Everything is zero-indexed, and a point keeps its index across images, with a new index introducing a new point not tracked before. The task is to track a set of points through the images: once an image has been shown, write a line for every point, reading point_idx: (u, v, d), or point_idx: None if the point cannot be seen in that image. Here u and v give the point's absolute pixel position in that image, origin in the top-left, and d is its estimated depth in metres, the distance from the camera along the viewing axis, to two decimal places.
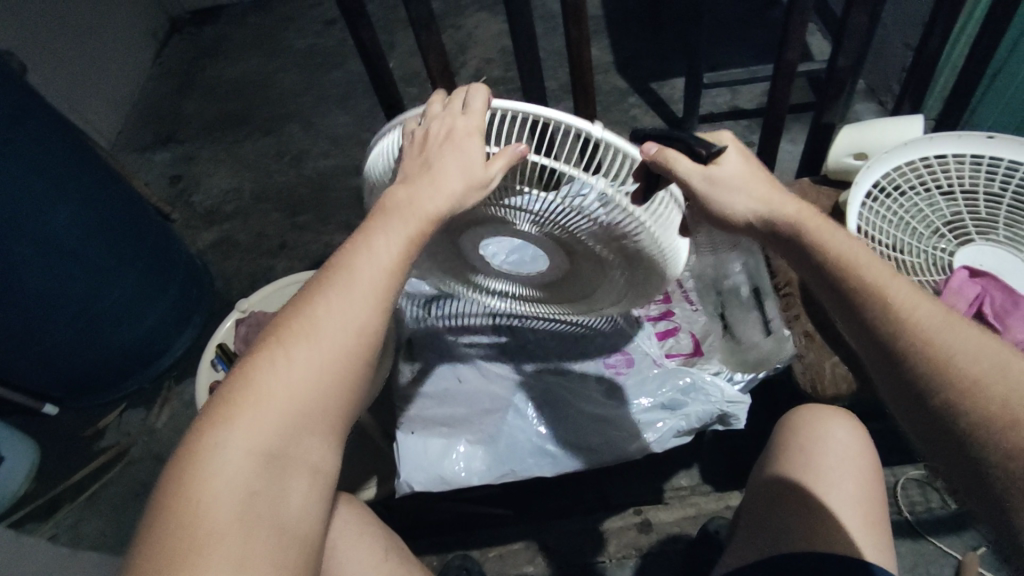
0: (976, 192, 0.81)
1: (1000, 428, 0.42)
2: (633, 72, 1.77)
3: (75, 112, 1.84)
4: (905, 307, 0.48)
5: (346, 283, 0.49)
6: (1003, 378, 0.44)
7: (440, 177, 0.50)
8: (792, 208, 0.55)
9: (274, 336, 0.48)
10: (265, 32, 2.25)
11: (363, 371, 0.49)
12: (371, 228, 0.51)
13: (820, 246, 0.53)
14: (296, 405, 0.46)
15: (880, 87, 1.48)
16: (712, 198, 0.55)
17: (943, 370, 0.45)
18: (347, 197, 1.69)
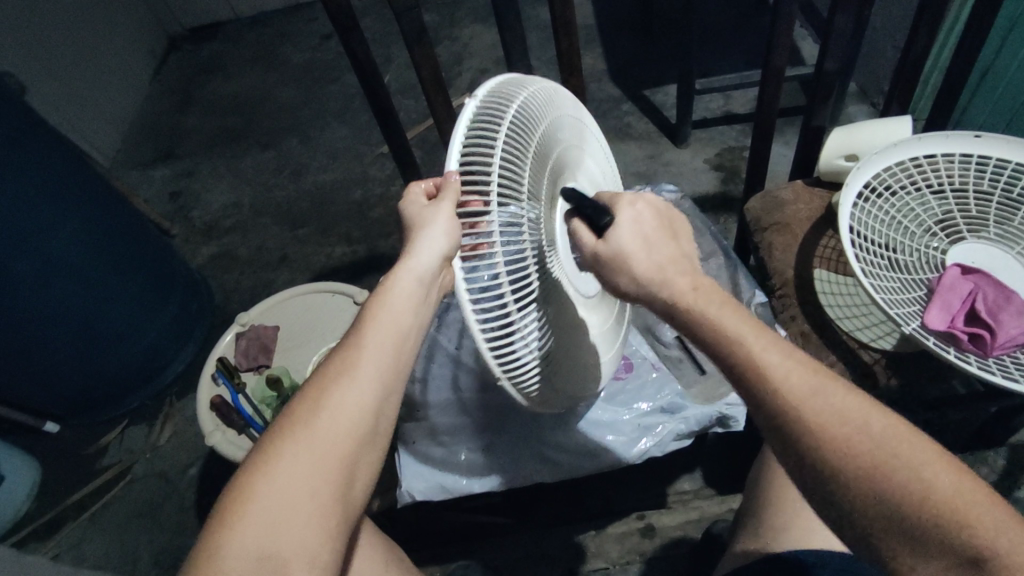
0: (966, 191, 0.82)
1: (875, 484, 0.43)
2: (626, 79, 1.79)
3: (74, 130, 1.85)
4: (791, 386, 0.47)
5: (352, 369, 0.53)
6: (869, 433, 0.45)
7: (435, 226, 0.56)
8: (683, 283, 0.54)
9: (282, 427, 0.51)
10: (262, 47, 2.28)
11: (368, 451, 0.52)
12: (371, 318, 0.56)
13: (710, 320, 0.52)
14: (299, 494, 0.48)
15: (872, 89, 1.49)
16: (623, 264, 0.56)
17: (822, 432, 0.45)
18: (346, 208, 1.71)
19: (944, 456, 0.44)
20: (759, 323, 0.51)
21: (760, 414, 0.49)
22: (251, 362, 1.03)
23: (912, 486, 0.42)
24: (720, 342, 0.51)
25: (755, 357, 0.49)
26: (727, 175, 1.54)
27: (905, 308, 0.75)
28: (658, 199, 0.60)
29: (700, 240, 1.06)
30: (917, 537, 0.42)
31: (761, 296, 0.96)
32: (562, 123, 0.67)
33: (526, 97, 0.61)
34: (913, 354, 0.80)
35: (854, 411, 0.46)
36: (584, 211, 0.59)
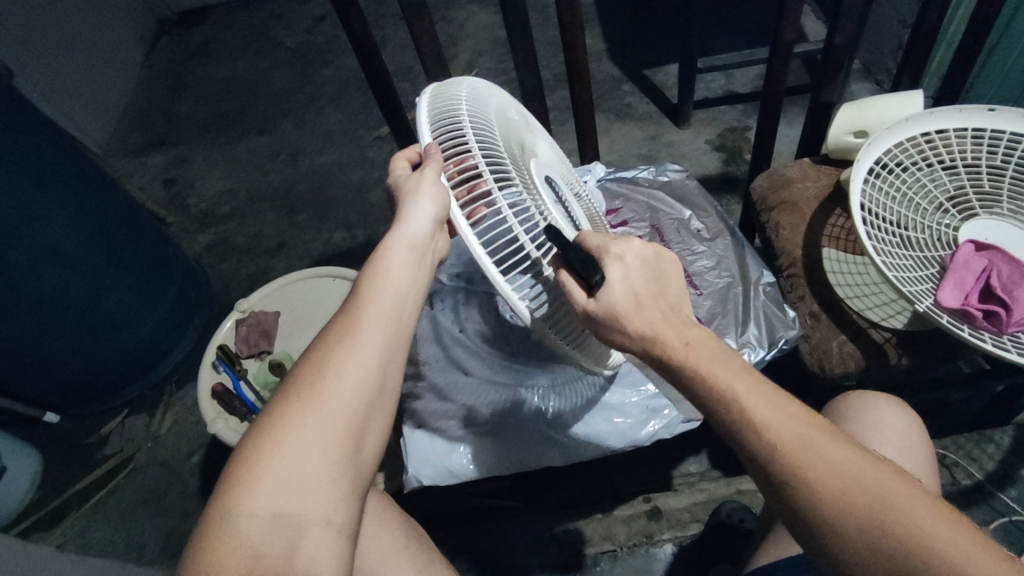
0: (979, 166, 0.81)
1: (870, 537, 0.42)
2: (626, 59, 1.76)
3: (65, 117, 1.82)
4: (777, 433, 0.46)
5: (355, 330, 0.52)
6: (855, 483, 0.43)
7: (422, 195, 0.60)
8: (673, 336, 0.51)
9: (288, 388, 0.49)
10: (255, 30, 2.23)
11: (377, 408, 0.51)
12: (372, 276, 0.56)
13: (696, 369, 0.50)
14: (311, 452, 0.46)
15: (876, 66, 1.47)
16: (619, 321, 0.53)
17: (808, 483, 0.44)
18: (345, 193, 1.68)
19: (936, 505, 0.42)
20: (741, 361, 0.50)
21: (754, 467, 0.47)
22: (252, 349, 1.02)
23: (909, 545, 0.41)
24: (709, 397, 0.49)
25: (739, 401, 0.48)
26: (729, 156, 1.52)
27: (918, 286, 0.74)
28: (648, 245, 0.56)
29: (707, 220, 1.05)
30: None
31: (770, 276, 0.95)
32: (513, 123, 0.74)
33: (478, 99, 0.69)
34: (925, 333, 0.79)
35: (843, 464, 0.44)
36: (570, 260, 0.56)
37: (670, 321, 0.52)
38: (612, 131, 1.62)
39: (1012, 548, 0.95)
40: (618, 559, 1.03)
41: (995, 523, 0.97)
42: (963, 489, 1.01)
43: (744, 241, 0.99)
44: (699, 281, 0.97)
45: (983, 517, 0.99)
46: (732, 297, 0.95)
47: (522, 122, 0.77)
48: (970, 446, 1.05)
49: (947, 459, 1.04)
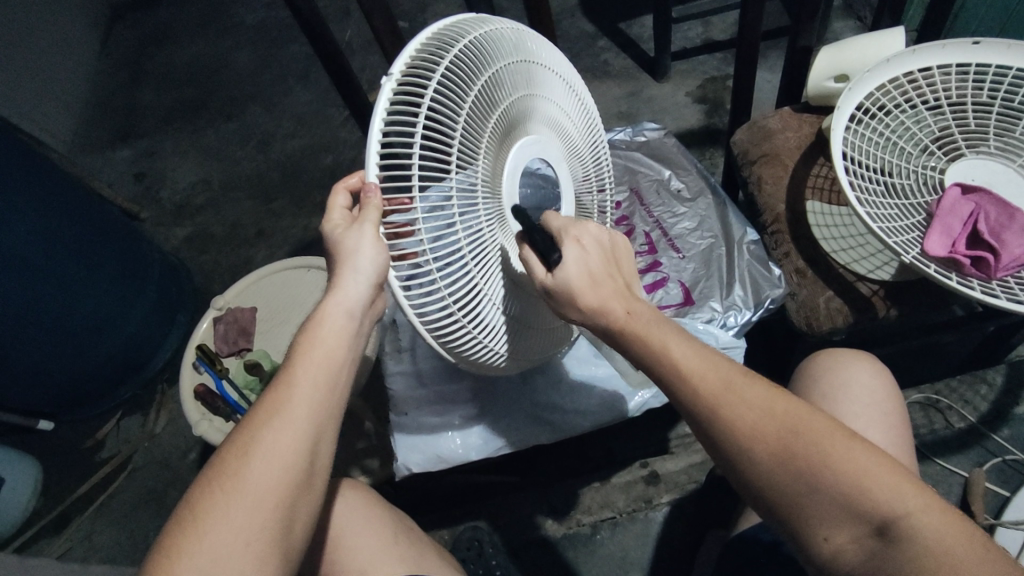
0: (964, 104, 0.78)
1: (790, 466, 0.46)
2: (599, 13, 1.69)
3: (23, 115, 1.75)
4: (708, 384, 0.49)
5: (284, 411, 0.50)
6: (774, 421, 0.47)
7: (360, 250, 0.52)
8: (620, 309, 0.53)
9: (212, 475, 0.48)
10: (214, 10, 2.14)
11: (306, 485, 0.49)
12: (305, 349, 0.53)
13: (639, 338, 0.52)
14: (234, 547, 0.46)
15: (858, 2, 1.42)
16: (572, 295, 0.54)
17: (733, 427, 0.47)
18: (321, 176, 1.64)
19: (843, 432, 0.46)
20: (678, 326, 0.53)
21: (690, 417, 0.50)
22: (232, 347, 1.00)
23: (822, 470, 0.45)
24: (648, 357, 0.52)
25: (677, 364, 0.50)
26: (710, 108, 1.47)
27: (904, 236, 0.71)
28: (605, 232, 0.57)
29: (688, 179, 1.02)
30: (832, 514, 0.45)
31: (752, 234, 0.92)
32: (501, 70, 0.57)
33: (450, 55, 0.51)
34: (913, 283, 0.77)
35: (764, 406, 0.47)
36: (534, 240, 0.56)
37: (615, 291, 0.54)
38: (590, 90, 1.56)
39: (1006, 487, 0.96)
40: (618, 526, 1.03)
41: (990, 463, 0.98)
42: (956, 433, 1.01)
43: (726, 197, 0.96)
44: (681, 244, 0.96)
45: (977, 459, 0.99)
46: (715, 259, 0.93)
47: (518, 69, 0.60)
48: (963, 389, 1.04)
49: (940, 404, 1.03)
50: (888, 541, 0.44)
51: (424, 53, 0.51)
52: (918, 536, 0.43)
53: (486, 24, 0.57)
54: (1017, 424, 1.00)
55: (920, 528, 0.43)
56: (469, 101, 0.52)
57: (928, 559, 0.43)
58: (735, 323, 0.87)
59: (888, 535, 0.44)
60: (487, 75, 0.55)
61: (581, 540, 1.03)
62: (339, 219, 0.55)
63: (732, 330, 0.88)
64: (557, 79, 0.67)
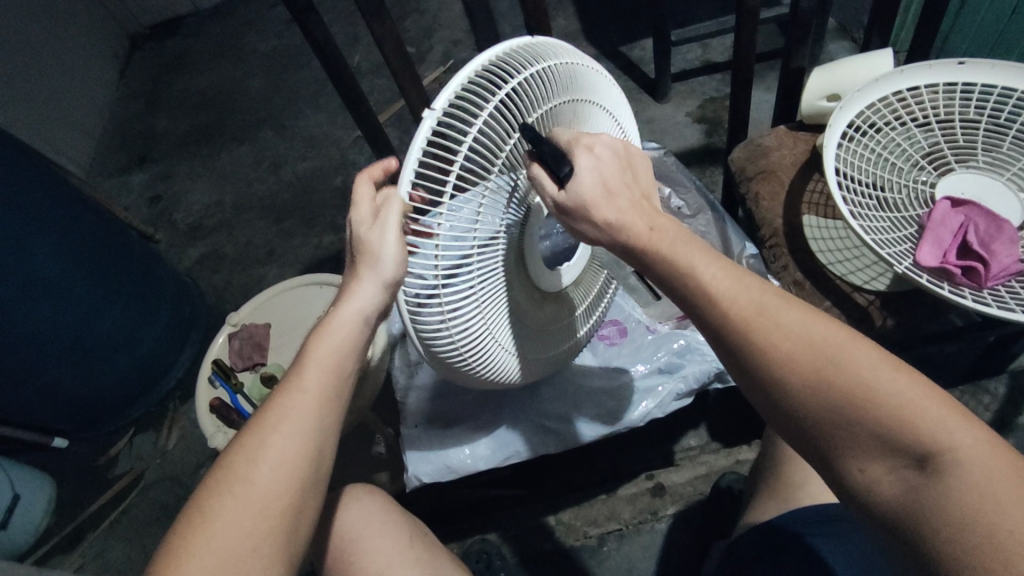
0: (952, 121, 0.80)
1: (824, 390, 0.46)
2: (600, 37, 1.74)
3: (44, 142, 1.81)
4: (736, 304, 0.50)
5: (292, 417, 0.52)
6: (809, 348, 0.47)
7: (383, 250, 0.53)
8: (642, 227, 0.54)
9: (220, 477, 0.50)
10: (228, 38, 2.21)
11: (311, 489, 0.52)
12: (312, 354, 0.54)
13: (666, 256, 0.53)
14: (239, 550, 0.48)
15: (852, 24, 1.46)
16: (592, 212, 0.54)
17: (766, 355, 0.48)
18: (331, 196, 1.68)
19: (882, 356, 0.47)
20: (702, 241, 0.54)
21: (721, 343, 0.51)
22: (246, 361, 1.03)
23: (860, 398, 0.45)
24: (674, 273, 0.53)
25: (705, 285, 0.51)
26: (710, 127, 1.51)
27: (896, 247, 0.73)
28: (618, 140, 0.58)
29: (687, 196, 1.05)
30: (868, 445, 0.46)
31: (752, 248, 0.97)
32: (550, 110, 0.59)
33: (506, 87, 0.54)
34: (908, 293, 0.80)
35: (801, 332, 0.48)
36: (542, 155, 0.55)
37: (635, 210, 0.55)
38: None
39: None
40: (624, 538, 1.04)
41: None
42: None
43: (726, 213, 1.00)
44: None
45: None
46: None
47: (568, 104, 0.62)
48: (965, 399, 1.06)
49: None
50: (928, 475, 0.44)
51: (482, 81, 0.54)
52: (961, 471, 0.43)
53: (546, 58, 0.60)
54: (1021, 434, 1.01)
55: (966, 461, 0.43)
56: (514, 133, 0.55)
57: (969, 492, 0.42)
58: None
59: (929, 467, 0.44)
60: (537, 109, 0.58)
61: (589, 552, 1.04)
62: (366, 213, 0.54)
63: None
64: (602, 114, 0.69)
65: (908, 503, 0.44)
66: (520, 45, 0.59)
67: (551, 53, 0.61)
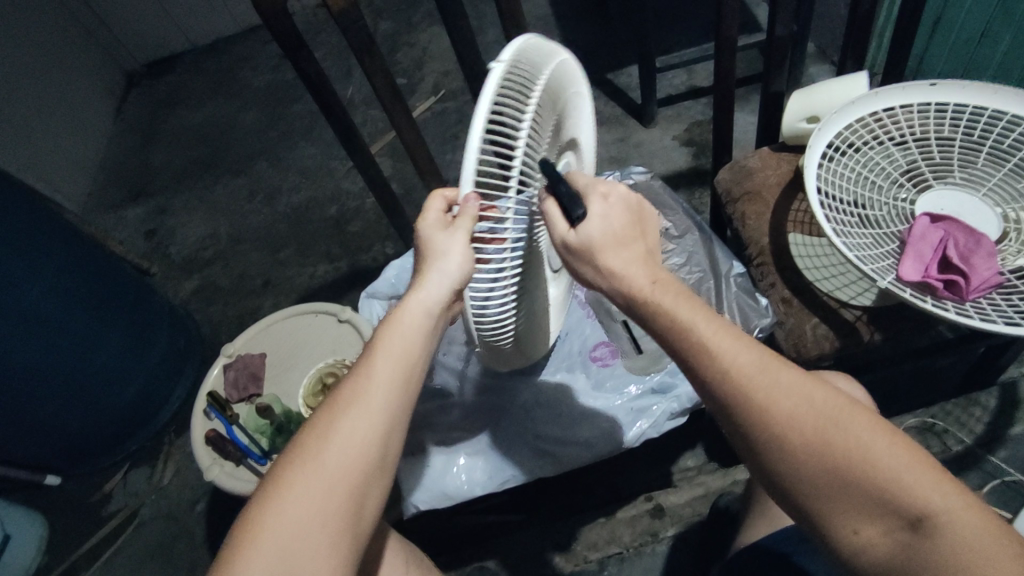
0: (928, 139, 0.83)
1: (820, 452, 0.48)
2: (588, 65, 1.78)
3: (39, 180, 1.83)
4: (739, 362, 0.50)
5: (361, 401, 0.53)
6: (808, 408, 0.49)
7: (449, 250, 0.54)
8: (644, 280, 0.54)
9: (293, 455, 0.52)
10: (222, 74, 2.25)
11: (378, 473, 0.53)
12: (382, 340, 0.55)
13: (670, 314, 0.52)
14: (309, 527, 0.50)
15: (830, 47, 1.51)
16: (598, 254, 0.54)
17: (766, 415, 0.49)
18: (325, 226, 1.70)
19: (877, 422, 0.49)
20: (700, 300, 0.54)
21: (721, 406, 0.51)
22: (242, 393, 1.03)
23: (859, 464, 0.47)
24: (674, 330, 0.52)
25: (708, 347, 0.51)
26: (697, 150, 1.54)
27: (879, 263, 0.75)
28: (635, 192, 0.57)
29: (675, 218, 1.06)
30: (862, 508, 0.48)
31: (739, 267, 0.98)
32: (549, 115, 0.60)
33: (525, 121, 0.54)
34: (895, 307, 0.81)
35: (802, 395, 0.49)
36: (557, 191, 0.55)
37: (639, 260, 0.55)
38: None
39: (1008, 509, 0.96)
40: (625, 561, 1.03)
41: (990, 485, 0.99)
42: (954, 455, 1.02)
43: (713, 232, 1.02)
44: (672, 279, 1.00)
45: (977, 482, 1.00)
46: (705, 291, 0.98)
47: (555, 95, 0.62)
48: (958, 412, 1.06)
49: (936, 428, 1.05)
50: (921, 534, 0.46)
51: (499, 113, 0.52)
52: (952, 529, 0.45)
53: (537, 74, 0.58)
54: (1013, 446, 1.01)
55: (955, 522, 0.45)
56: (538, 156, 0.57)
57: (957, 550, 0.45)
58: None
59: (922, 528, 0.46)
60: (541, 126, 0.58)
61: None
62: (437, 213, 0.56)
63: None
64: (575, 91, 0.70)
65: (899, 559, 0.47)
66: (514, 57, 0.55)
67: (536, 51, 0.60)
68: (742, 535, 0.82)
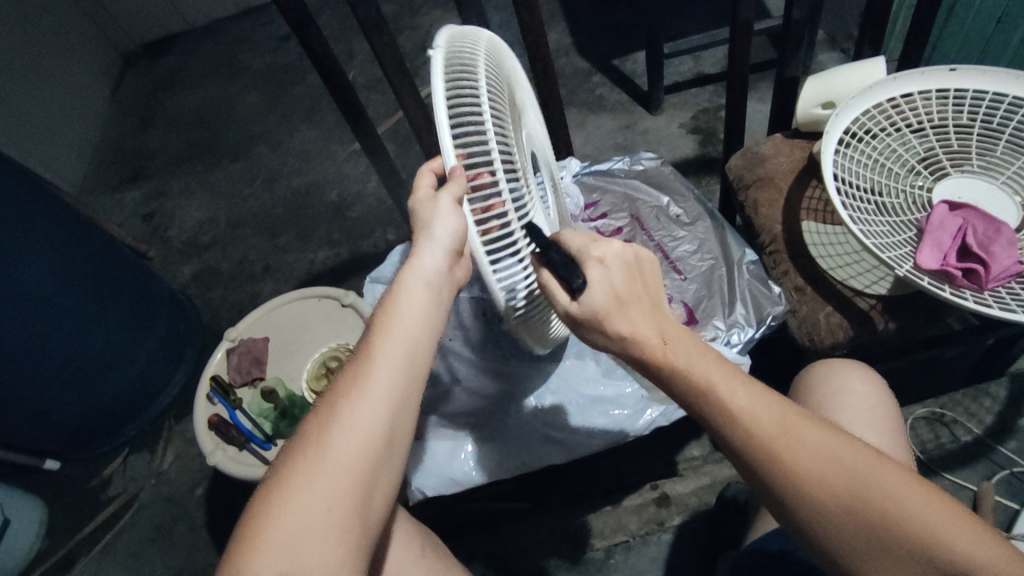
0: (946, 126, 0.82)
1: (854, 511, 0.47)
2: (593, 51, 1.76)
3: (35, 161, 1.80)
4: (764, 424, 0.49)
5: (362, 382, 0.51)
6: (838, 467, 0.48)
7: (442, 216, 0.56)
8: (658, 344, 0.51)
9: (298, 445, 0.50)
10: (220, 56, 2.22)
11: (388, 461, 0.51)
12: (383, 322, 0.54)
13: (690, 377, 0.51)
14: (317, 516, 0.47)
15: (840, 35, 1.49)
16: (604, 322, 0.51)
17: (796, 475, 0.48)
18: (326, 211, 1.68)
19: (908, 477, 0.48)
20: (719, 357, 0.52)
21: (748, 467, 0.50)
22: (245, 377, 1.02)
23: (891, 521, 0.47)
24: (695, 394, 0.51)
25: (732, 409, 0.50)
26: (704, 137, 1.53)
27: (897, 251, 0.74)
28: (629, 247, 0.54)
29: (686, 204, 1.05)
30: (900, 562, 0.47)
31: (752, 254, 0.97)
32: (500, 89, 0.65)
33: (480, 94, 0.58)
34: (910, 296, 0.80)
35: (830, 454, 0.49)
36: (550, 259, 0.53)
37: (653, 321, 0.52)
38: (587, 124, 1.62)
39: (1015, 499, 0.96)
40: (631, 550, 1.03)
41: (998, 475, 0.99)
42: (962, 445, 1.02)
43: (724, 219, 1.00)
44: (683, 266, 0.99)
45: (985, 472, 1.00)
46: (717, 279, 0.97)
47: (498, 72, 0.67)
48: (967, 403, 1.06)
49: (945, 418, 1.05)
50: None
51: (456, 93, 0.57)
52: None
53: (476, 56, 0.62)
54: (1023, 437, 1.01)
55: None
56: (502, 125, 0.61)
57: None
58: (738, 340, 0.90)
59: None
60: (496, 99, 0.62)
61: (594, 565, 1.03)
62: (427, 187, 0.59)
63: (735, 347, 0.91)
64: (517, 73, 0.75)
65: None
66: (447, 45, 0.60)
67: (468, 37, 0.65)
68: (751, 527, 0.81)
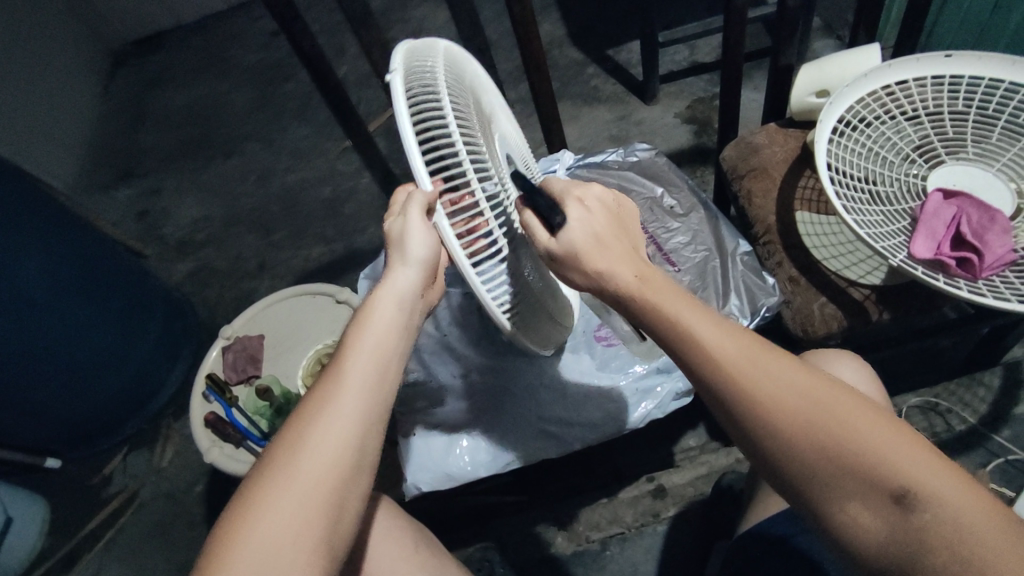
0: (941, 113, 0.81)
1: (800, 431, 0.46)
2: (587, 42, 1.74)
3: (28, 160, 1.79)
4: (721, 345, 0.49)
5: (331, 401, 0.51)
6: (793, 389, 0.47)
7: (412, 234, 0.56)
8: (630, 277, 0.53)
9: (266, 465, 0.50)
10: (212, 52, 2.20)
11: (358, 478, 0.50)
12: (352, 339, 0.55)
13: (655, 305, 0.52)
14: (287, 535, 0.46)
15: (836, 22, 1.47)
16: (580, 254, 0.54)
17: (748, 392, 0.47)
18: (320, 208, 1.67)
19: (866, 405, 0.46)
20: (690, 294, 0.53)
21: (706, 388, 0.50)
22: (241, 374, 1.02)
23: (841, 441, 0.44)
24: (658, 319, 0.52)
25: (691, 331, 0.50)
26: (699, 127, 1.52)
27: (890, 241, 0.73)
28: (610, 195, 0.58)
29: (680, 195, 1.05)
30: (848, 485, 0.44)
31: (745, 246, 0.97)
32: (465, 100, 0.63)
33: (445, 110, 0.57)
34: (903, 287, 0.79)
35: (788, 378, 0.47)
36: (536, 204, 0.56)
37: (624, 259, 0.54)
38: (581, 116, 1.61)
39: (1010, 487, 0.97)
40: (626, 542, 1.03)
41: (993, 463, 0.99)
42: (958, 434, 1.02)
43: (719, 210, 1.00)
44: (676, 257, 0.98)
45: (980, 460, 1.00)
46: (710, 270, 0.96)
47: (461, 81, 0.66)
48: (962, 392, 1.06)
49: (940, 407, 1.05)
50: (906, 510, 0.42)
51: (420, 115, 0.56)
52: (939, 506, 0.42)
53: (435, 72, 0.61)
54: (1018, 425, 1.01)
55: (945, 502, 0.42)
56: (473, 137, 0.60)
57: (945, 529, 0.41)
58: None
59: (906, 502, 0.42)
60: (463, 110, 0.61)
61: (591, 557, 1.03)
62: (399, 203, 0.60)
63: None
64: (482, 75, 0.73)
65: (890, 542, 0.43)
66: (404, 65, 0.59)
67: (425, 51, 0.63)
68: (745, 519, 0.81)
